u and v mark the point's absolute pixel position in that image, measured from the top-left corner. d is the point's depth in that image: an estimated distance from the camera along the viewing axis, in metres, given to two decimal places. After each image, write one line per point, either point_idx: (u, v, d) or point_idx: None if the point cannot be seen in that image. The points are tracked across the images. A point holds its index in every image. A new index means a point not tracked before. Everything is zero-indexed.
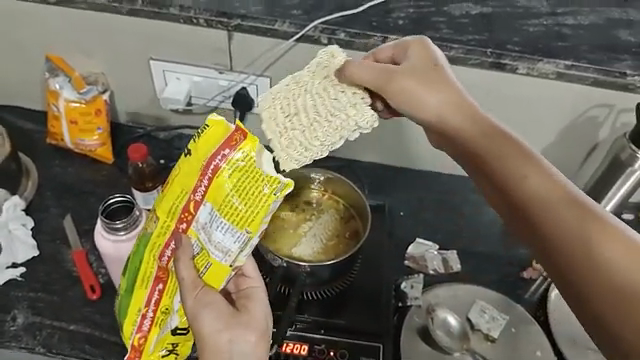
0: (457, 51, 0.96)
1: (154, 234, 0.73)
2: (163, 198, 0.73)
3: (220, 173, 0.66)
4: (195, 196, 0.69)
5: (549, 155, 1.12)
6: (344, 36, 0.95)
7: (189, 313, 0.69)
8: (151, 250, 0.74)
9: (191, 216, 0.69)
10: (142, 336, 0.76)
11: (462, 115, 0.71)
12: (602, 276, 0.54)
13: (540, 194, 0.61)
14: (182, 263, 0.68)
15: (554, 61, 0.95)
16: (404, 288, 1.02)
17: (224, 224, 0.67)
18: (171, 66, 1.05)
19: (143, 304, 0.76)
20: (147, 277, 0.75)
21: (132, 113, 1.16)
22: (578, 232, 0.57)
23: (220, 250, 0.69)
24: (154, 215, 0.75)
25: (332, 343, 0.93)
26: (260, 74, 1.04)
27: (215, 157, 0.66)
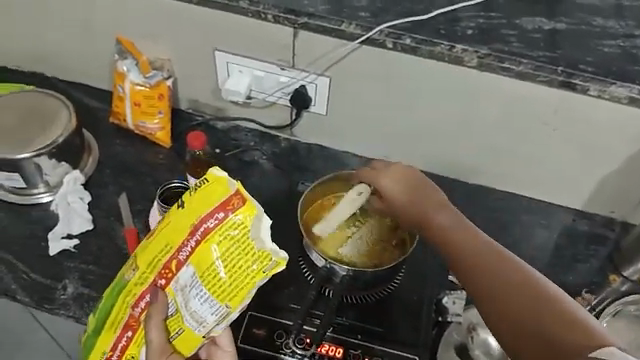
0: (525, 67, 0.93)
1: (133, 281, 0.75)
2: (147, 248, 0.74)
3: (209, 238, 0.67)
4: (179, 255, 0.70)
5: (612, 182, 1.07)
6: (410, 42, 0.94)
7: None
8: (127, 296, 0.76)
9: (171, 274, 0.71)
10: None
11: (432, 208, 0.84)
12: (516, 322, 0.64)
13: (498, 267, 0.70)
14: (153, 323, 0.71)
15: (629, 86, 0.91)
16: (446, 302, 0.98)
17: (202, 293, 0.68)
18: (235, 58, 1.07)
19: (106, 350, 0.78)
20: (118, 322, 0.77)
21: (193, 101, 1.18)
22: (506, 293, 0.66)
23: (196, 319, 0.70)
24: (134, 263, 0.76)
25: (368, 349, 0.92)
26: (321, 73, 1.04)
27: (207, 221, 0.68)
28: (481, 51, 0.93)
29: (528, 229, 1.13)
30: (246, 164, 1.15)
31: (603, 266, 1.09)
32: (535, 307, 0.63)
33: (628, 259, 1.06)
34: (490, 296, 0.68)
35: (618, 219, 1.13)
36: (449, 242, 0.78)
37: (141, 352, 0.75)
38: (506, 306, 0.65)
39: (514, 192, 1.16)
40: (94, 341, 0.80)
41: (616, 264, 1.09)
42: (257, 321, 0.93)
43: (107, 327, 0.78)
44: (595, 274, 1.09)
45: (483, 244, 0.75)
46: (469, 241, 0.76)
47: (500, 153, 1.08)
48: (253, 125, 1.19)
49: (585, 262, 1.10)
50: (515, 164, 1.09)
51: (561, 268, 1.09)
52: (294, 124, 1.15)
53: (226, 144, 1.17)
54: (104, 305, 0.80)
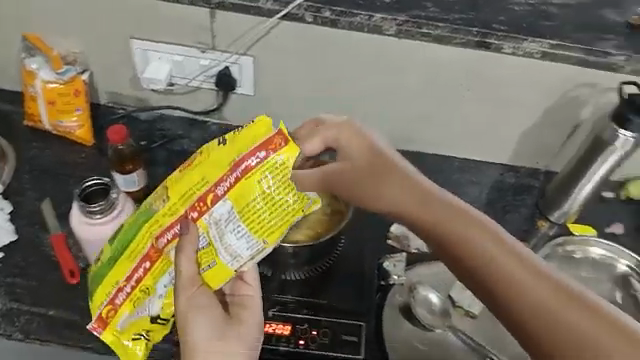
0: (442, 30, 0.95)
1: (161, 211, 0.74)
2: (186, 177, 0.74)
3: (251, 174, 0.70)
4: (216, 190, 0.71)
5: (533, 135, 1.12)
6: (329, 15, 0.94)
7: (180, 308, 0.71)
8: (151, 226, 0.75)
9: (205, 207, 0.72)
10: (113, 308, 0.78)
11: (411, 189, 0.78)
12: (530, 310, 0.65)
13: (501, 253, 0.69)
14: (181, 251, 0.71)
15: (540, 40, 0.95)
16: (387, 266, 1.01)
17: (239, 227, 0.71)
18: (152, 45, 1.03)
19: (122, 278, 0.77)
20: (137, 251, 0.76)
21: (113, 94, 1.14)
22: (518, 282, 0.66)
23: (230, 253, 0.72)
24: (165, 192, 0.76)
25: (315, 322, 0.94)
26: (243, 52, 1.02)
27: (247, 157, 0.70)
28: (400, 18, 0.94)
29: (460, 188, 1.17)
30: (174, 153, 1.12)
31: (530, 214, 1.15)
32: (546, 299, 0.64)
33: (551, 205, 1.12)
34: (501, 289, 0.67)
35: (542, 170, 1.19)
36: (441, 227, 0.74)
37: (158, 284, 0.75)
38: (518, 297, 0.66)
39: (445, 154, 1.19)
40: (108, 268, 0.79)
41: (542, 209, 1.15)
42: None
43: (125, 255, 0.77)
44: (524, 222, 1.14)
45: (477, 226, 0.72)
46: (462, 223, 0.73)
47: (427, 119, 1.11)
48: (180, 113, 1.15)
49: (514, 212, 1.15)
50: (442, 127, 1.12)
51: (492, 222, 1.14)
52: (222, 106, 1.12)
53: (152, 135, 1.13)
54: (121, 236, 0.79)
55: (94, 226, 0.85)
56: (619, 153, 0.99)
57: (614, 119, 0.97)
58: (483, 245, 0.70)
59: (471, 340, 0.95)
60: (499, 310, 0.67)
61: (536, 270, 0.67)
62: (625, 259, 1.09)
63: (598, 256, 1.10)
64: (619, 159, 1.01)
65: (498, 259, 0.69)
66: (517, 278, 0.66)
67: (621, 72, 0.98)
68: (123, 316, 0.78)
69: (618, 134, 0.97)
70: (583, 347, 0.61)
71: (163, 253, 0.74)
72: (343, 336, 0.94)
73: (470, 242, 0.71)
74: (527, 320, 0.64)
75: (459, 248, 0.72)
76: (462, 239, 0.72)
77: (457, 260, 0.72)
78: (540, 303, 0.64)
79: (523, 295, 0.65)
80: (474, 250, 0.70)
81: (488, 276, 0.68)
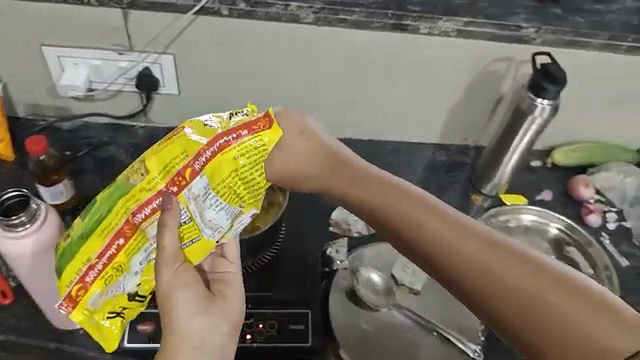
0: (359, 15, 0.96)
1: (139, 186, 0.68)
2: (166, 150, 0.69)
3: (229, 150, 0.70)
4: (195, 164, 0.68)
5: (459, 113, 1.15)
6: (245, 6, 0.93)
7: (162, 286, 0.68)
8: (126, 201, 0.68)
9: (185, 182, 0.68)
10: (82, 288, 0.69)
11: (370, 188, 0.80)
12: (501, 290, 0.67)
13: (464, 238, 0.72)
14: (165, 227, 0.67)
15: (454, 19, 0.98)
16: (330, 253, 1.02)
17: (217, 201, 0.72)
18: (66, 51, 1.00)
19: (92, 256, 0.69)
20: (109, 227, 0.69)
21: (31, 105, 1.09)
22: (484, 268, 0.69)
23: (210, 227, 0.72)
24: (141, 165, 0.69)
25: (261, 316, 0.94)
26: (162, 51, 1.00)
27: (228, 136, 0.70)
28: (316, 6, 0.94)
29: (395, 170, 1.19)
30: (103, 161, 1.09)
31: (465, 188, 1.19)
32: (519, 280, 0.66)
33: (483, 178, 1.16)
34: (469, 274, 0.69)
35: (471, 145, 1.22)
36: (401, 219, 0.76)
37: (133, 261, 0.70)
38: (487, 281, 0.68)
39: (377, 138, 1.21)
40: (74, 248, 0.70)
41: (475, 183, 1.18)
42: (144, 316, 0.92)
43: (94, 232, 0.69)
44: (459, 198, 1.18)
45: (438, 212, 0.75)
46: (420, 212, 0.76)
47: (355, 105, 1.12)
48: (104, 120, 1.12)
49: (449, 189, 1.18)
50: (371, 111, 1.14)
51: None
52: (147, 109, 1.10)
53: (77, 144, 1.10)
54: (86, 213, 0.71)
55: (13, 240, 0.79)
56: (539, 121, 1.03)
57: (530, 89, 1.00)
58: (432, 228, 0.73)
59: (417, 316, 0.97)
60: (456, 288, 0.71)
61: (503, 247, 0.70)
62: (556, 223, 1.14)
63: (530, 222, 1.14)
64: (539, 127, 1.05)
65: (456, 245, 0.71)
66: (468, 255, 0.70)
67: (534, 45, 1.01)
68: (94, 298, 0.70)
69: (535, 103, 1.00)
70: (533, 312, 0.64)
71: (140, 228, 0.69)
72: (291, 325, 0.94)
73: (421, 228, 0.74)
74: (480, 295, 0.68)
75: (410, 235, 0.75)
76: (411, 224, 0.75)
77: (411, 247, 0.75)
78: (492, 274, 0.68)
79: (475, 270, 0.69)
80: (424, 234, 0.74)
81: (441, 259, 0.72)
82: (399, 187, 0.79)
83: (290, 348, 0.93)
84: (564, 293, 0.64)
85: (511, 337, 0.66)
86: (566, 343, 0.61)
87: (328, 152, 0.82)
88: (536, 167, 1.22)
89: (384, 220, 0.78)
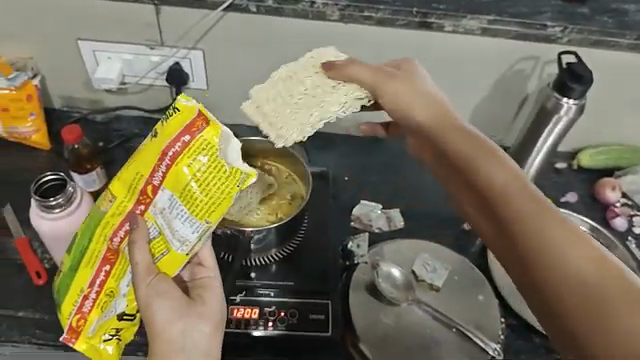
0: (384, 13, 0.97)
1: (111, 212, 0.74)
2: (126, 173, 0.74)
3: (179, 161, 0.69)
4: (153, 181, 0.71)
5: (483, 112, 1.15)
6: (272, 3, 0.95)
7: (141, 299, 0.71)
8: (104, 227, 0.74)
9: (149, 199, 0.72)
10: (81, 317, 0.75)
11: (461, 137, 0.70)
12: (565, 273, 0.55)
13: (542, 207, 0.60)
14: (132, 246, 0.70)
15: (478, 17, 0.97)
16: (351, 247, 1.05)
17: (184, 213, 0.71)
18: (100, 46, 1.04)
19: (85, 286, 0.75)
20: (95, 257, 0.75)
21: (66, 97, 1.15)
22: (553, 243, 0.57)
23: (178, 239, 0.73)
24: (109, 194, 0.75)
25: (282, 304, 0.96)
26: (192, 47, 1.03)
27: (171, 147, 0.69)
28: (341, 3, 0.96)
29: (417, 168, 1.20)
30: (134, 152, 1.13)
31: None
32: (584, 269, 0.55)
33: None
34: (536, 246, 0.58)
35: (496, 145, 1.22)
36: (480, 172, 0.65)
37: (121, 285, 0.75)
38: (553, 258, 0.56)
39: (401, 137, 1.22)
40: (68, 282, 0.78)
41: None
42: None
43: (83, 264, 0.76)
44: None
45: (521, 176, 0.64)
46: (503, 169, 0.64)
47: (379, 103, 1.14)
48: (136, 113, 1.16)
49: None
50: None
51: None
52: None
53: (109, 135, 1.14)
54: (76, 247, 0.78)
55: (49, 219, 0.83)
56: (565, 120, 1.01)
57: (555, 88, 0.98)
58: (516, 188, 0.62)
59: (438, 312, 0.97)
60: (515, 261, 0.60)
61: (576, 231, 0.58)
62: (580, 225, 1.10)
63: None
64: (564, 127, 1.03)
65: (532, 211, 0.60)
66: (543, 229, 0.58)
67: (560, 43, 1.01)
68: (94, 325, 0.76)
69: (561, 103, 0.98)
70: (592, 306, 0.53)
71: (120, 252, 0.74)
72: (311, 315, 0.96)
73: (500, 186, 0.63)
74: (545, 275, 0.56)
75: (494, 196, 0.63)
76: (500, 192, 0.62)
77: (487, 208, 0.63)
78: (568, 259, 0.56)
79: (545, 250, 0.57)
80: (505, 197, 0.62)
81: (516, 228, 0.60)
82: (485, 142, 0.68)
83: (310, 336, 0.94)
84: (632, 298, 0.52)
85: (560, 328, 0.55)
86: (615, 344, 0.50)
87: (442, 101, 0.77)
88: (561, 169, 1.21)
89: (465, 169, 0.67)
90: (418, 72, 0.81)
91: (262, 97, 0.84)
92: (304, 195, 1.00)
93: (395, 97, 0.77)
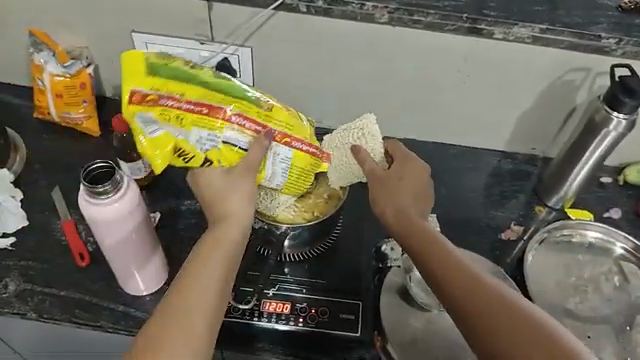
0: (433, 17, 0.96)
1: (251, 103, 0.85)
2: (280, 112, 0.87)
3: (311, 156, 0.88)
4: (293, 141, 0.86)
5: (529, 122, 1.13)
6: (322, 4, 0.96)
7: (229, 185, 0.79)
8: (240, 108, 0.84)
9: (278, 140, 0.86)
10: (162, 103, 0.82)
11: (407, 220, 0.79)
12: (496, 332, 0.66)
13: (469, 277, 0.71)
14: (257, 144, 0.82)
15: (530, 25, 0.96)
16: (385, 250, 1.00)
17: (283, 175, 0.88)
18: (153, 38, 1.07)
19: (188, 97, 0.83)
20: (216, 99, 0.84)
21: (117, 86, 1.18)
22: (484, 309, 0.68)
23: (270, 174, 0.88)
24: (268, 104, 0.87)
25: (313, 301, 0.98)
26: (241, 43, 1.05)
27: (303, 145, 0.87)
28: (391, 6, 0.96)
29: (457, 175, 1.19)
30: None
31: (529, 199, 1.16)
32: (512, 326, 0.65)
33: (551, 190, 1.13)
34: (473, 313, 0.68)
35: (540, 155, 1.20)
36: (419, 254, 0.75)
37: (195, 131, 0.82)
38: (486, 324, 0.67)
39: (441, 142, 1.21)
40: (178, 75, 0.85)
41: (540, 195, 1.15)
42: None
43: (207, 90, 0.84)
44: (522, 208, 1.15)
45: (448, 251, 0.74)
46: (436, 246, 0.75)
47: (422, 107, 1.13)
48: None
49: (512, 197, 1.16)
50: (438, 114, 1.14)
51: (490, 205, 1.15)
52: None
53: None
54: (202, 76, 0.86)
55: (95, 205, 0.83)
56: (613, 135, 0.98)
57: (606, 101, 0.95)
58: (448, 263, 0.73)
59: None
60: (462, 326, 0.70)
61: (498, 293, 0.69)
62: (622, 243, 1.07)
63: (593, 239, 1.09)
64: (613, 141, 1.00)
65: (462, 284, 0.70)
66: (475, 296, 0.69)
67: (613, 55, 0.98)
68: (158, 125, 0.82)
69: (611, 117, 0.95)
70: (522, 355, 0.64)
71: (226, 126, 0.83)
72: (340, 314, 0.97)
73: (438, 260, 0.73)
74: (473, 314, 0.68)
75: (434, 251, 0.74)
76: (438, 271, 0.73)
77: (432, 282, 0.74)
78: (489, 301, 0.68)
79: (480, 315, 0.68)
80: (442, 268, 0.72)
81: (446, 278, 0.72)
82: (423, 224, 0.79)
83: (338, 336, 0.95)
84: (552, 346, 0.63)
85: None
86: None
87: (414, 189, 0.83)
88: (607, 183, 1.18)
89: (410, 248, 0.77)
90: (407, 164, 0.86)
91: (331, 144, 0.93)
92: (342, 199, 0.98)
93: (388, 185, 0.83)
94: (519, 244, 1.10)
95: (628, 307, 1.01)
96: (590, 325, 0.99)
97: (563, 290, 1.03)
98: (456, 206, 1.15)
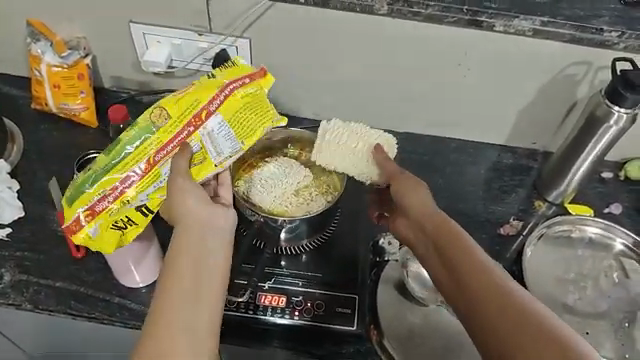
0: (433, 9, 0.95)
1: (164, 129, 0.81)
2: (182, 100, 0.83)
3: (234, 95, 0.85)
4: (209, 106, 0.82)
5: (529, 116, 1.12)
6: None
7: (175, 196, 0.74)
8: (146, 145, 0.81)
9: (200, 121, 0.82)
10: (98, 207, 0.80)
11: (424, 213, 0.77)
12: (501, 332, 0.61)
13: (474, 273, 0.66)
14: (177, 157, 0.78)
15: (531, 18, 0.94)
16: (383, 244, 1.02)
17: (228, 132, 0.84)
18: (151, 29, 1.06)
19: (113, 182, 0.80)
20: (133, 162, 0.80)
21: (116, 77, 1.18)
22: (488, 305, 0.63)
23: (214, 147, 0.83)
24: (161, 110, 0.82)
25: (310, 295, 0.97)
26: (240, 35, 1.04)
27: (220, 95, 0.83)
28: None
29: (456, 169, 1.18)
30: None
31: (528, 194, 1.15)
32: (518, 325, 0.60)
33: (549, 185, 1.12)
34: (481, 310, 0.63)
35: (540, 150, 1.19)
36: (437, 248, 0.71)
37: (148, 190, 0.81)
38: (492, 324, 0.62)
39: (441, 135, 1.20)
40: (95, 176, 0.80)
41: (540, 190, 1.15)
42: None
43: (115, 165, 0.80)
44: (522, 202, 1.14)
45: (453, 247, 0.70)
46: (444, 243, 0.71)
47: (421, 100, 1.12)
48: None
49: (512, 193, 1.16)
50: (438, 107, 1.13)
51: (489, 200, 1.15)
52: None
53: None
54: (85, 176, 0.81)
55: None
56: (614, 130, 0.97)
57: (607, 96, 0.94)
58: (455, 258, 0.68)
59: None
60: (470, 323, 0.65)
61: (504, 290, 0.63)
62: (622, 239, 1.07)
63: (593, 235, 1.08)
64: (613, 137, 0.99)
65: (467, 281, 0.66)
66: (481, 292, 0.64)
67: (615, 49, 0.97)
68: (95, 225, 0.81)
69: (611, 112, 0.94)
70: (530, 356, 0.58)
71: (157, 166, 0.81)
72: (337, 308, 0.95)
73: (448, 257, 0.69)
74: (479, 313, 0.64)
75: (441, 245, 0.71)
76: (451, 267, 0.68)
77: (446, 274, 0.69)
78: (495, 298, 0.63)
79: (486, 314, 0.63)
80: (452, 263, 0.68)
81: (459, 275, 0.67)
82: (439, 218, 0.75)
83: (334, 330, 0.94)
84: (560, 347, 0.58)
85: None
86: None
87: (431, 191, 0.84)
88: (607, 179, 1.17)
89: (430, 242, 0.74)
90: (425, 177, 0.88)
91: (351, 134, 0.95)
92: (340, 191, 0.98)
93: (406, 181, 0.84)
94: (518, 239, 1.10)
95: (628, 303, 1.00)
96: (588, 321, 0.98)
97: (562, 285, 1.02)
98: (455, 201, 1.14)
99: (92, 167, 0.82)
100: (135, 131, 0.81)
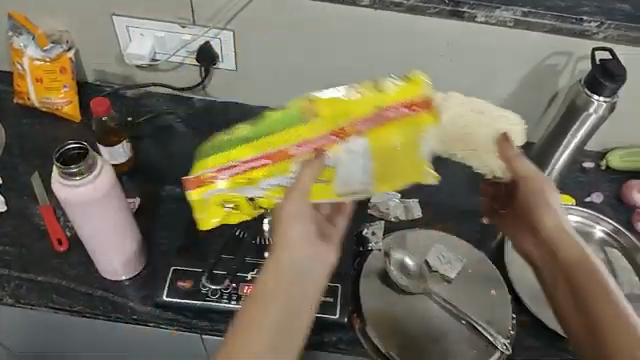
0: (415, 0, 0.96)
1: (309, 126, 0.79)
2: (340, 103, 0.79)
3: (392, 122, 0.78)
4: (358, 126, 0.78)
5: (512, 107, 1.12)
6: None
7: (282, 217, 0.72)
8: (288, 139, 0.80)
9: (343, 135, 0.79)
10: (211, 179, 0.83)
11: (541, 220, 0.79)
12: (602, 327, 0.66)
13: (588, 273, 0.71)
14: (309, 166, 0.74)
15: (512, 8, 0.95)
16: (366, 233, 1.02)
17: (367, 163, 0.80)
18: (134, 21, 1.06)
19: (238, 159, 0.82)
20: (262, 145, 0.81)
21: (100, 71, 1.17)
22: (600, 300, 0.68)
23: (350, 177, 0.81)
24: (312, 106, 0.80)
25: None
26: (223, 27, 1.04)
27: (369, 121, 0.78)
28: None
29: None
30: (161, 129, 1.15)
31: None
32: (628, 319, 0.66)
33: None
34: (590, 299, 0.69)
35: None
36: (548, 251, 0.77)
37: (265, 180, 0.82)
38: (595, 317, 0.67)
39: None
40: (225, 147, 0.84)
41: None
42: (179, 275, 0.97)
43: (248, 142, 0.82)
44: None
45: (570, 248, 0.74)
46: (558, 247, 0.75)
47: None
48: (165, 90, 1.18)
49: None
50: None
51: None
52: (205, 82, 1.15)
53: (138, 110, 1.16)
54: (224, 140, 0.85)
55: (63, 185, 0.82)
56: (593, 118, 0.98)
57: (587, 85, 0.95)
58: (571, 258, 0.73)
59: (449, 303, 0.94)
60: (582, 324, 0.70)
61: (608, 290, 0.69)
62: (602, 227, 1.08)
63: (575, 223, 1.09)
64: (593, 125, 1.00)
65: (582, 280, 0.70)
66: (594, 292, 0.69)
67: (594, 39, 0.98)
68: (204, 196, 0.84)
69: (591, 100, 0.95)
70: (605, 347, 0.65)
71: (288, 159, 0.80)
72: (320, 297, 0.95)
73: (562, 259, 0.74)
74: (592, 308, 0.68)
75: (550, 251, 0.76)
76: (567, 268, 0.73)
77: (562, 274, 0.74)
78: (609, 294, 0.68)
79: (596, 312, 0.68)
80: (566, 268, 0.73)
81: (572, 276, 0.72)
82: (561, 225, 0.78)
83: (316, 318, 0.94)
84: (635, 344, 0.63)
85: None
86: None
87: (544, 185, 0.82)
88: (589, 169, 1.18)
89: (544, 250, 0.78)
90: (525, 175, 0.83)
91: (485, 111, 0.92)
92: None
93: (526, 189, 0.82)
94: None
95: None
96: None
97: None
98: None
99: (233, 134, 0.85)
100: (280, 114, 0.81)
